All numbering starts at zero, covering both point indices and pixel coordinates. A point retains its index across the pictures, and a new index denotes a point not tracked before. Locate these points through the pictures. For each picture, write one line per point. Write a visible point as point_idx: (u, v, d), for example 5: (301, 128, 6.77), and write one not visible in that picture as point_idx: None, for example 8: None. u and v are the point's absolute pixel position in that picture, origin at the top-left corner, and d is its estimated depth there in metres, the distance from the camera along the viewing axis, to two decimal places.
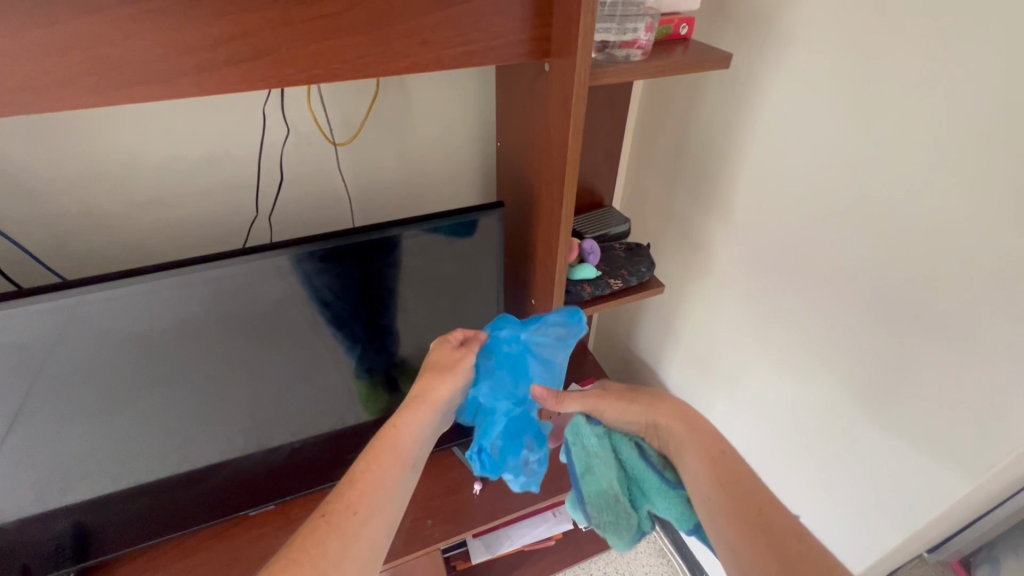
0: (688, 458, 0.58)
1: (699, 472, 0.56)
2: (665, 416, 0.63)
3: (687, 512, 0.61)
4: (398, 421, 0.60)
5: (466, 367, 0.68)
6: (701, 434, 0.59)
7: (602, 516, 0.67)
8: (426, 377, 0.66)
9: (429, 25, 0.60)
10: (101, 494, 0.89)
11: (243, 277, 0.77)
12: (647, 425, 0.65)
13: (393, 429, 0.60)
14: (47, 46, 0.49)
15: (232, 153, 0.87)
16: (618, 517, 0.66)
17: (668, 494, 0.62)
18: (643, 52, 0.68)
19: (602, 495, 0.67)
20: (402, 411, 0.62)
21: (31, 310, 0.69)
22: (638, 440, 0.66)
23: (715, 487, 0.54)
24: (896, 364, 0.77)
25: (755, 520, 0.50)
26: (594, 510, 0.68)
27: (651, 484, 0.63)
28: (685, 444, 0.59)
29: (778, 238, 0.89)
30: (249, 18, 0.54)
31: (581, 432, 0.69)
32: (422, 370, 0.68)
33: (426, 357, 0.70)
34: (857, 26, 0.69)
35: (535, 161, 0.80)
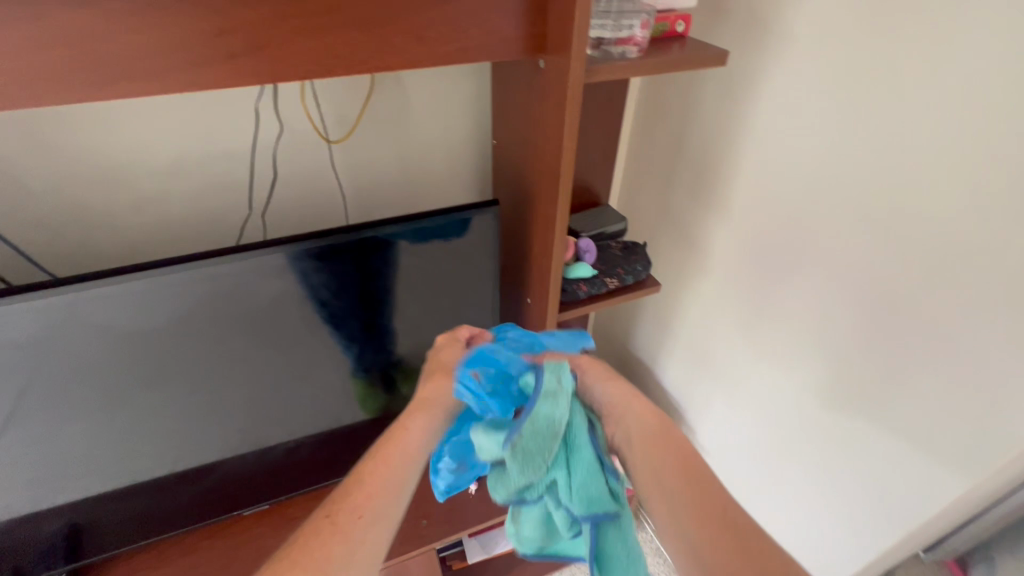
0: (650, 447, 0.50)
1: (662, 462, 0.48)
2: (632, 404, 0.56)
3: (604, 498, 0.56)
4: (409, 422, 0.56)
5: None
6: (669, 428, 0.52)
7: (526, 442, 0.56)
8: (435, 379, 0.63)
9: (424, 20, 0.59)
10: (96, 494, 0.88)
11: (238, 275, 0.76)
12: (613, 409, 0.57)
13: (403, 429, 0.54)
14: (35, 40, 0.48)
15: (226, 151, 0.86)
16: (541, 455, 0.56)
17: (598, 474, 0.56)
18: (639, 49, 0.67)
19: (541, 432, 0.56)
20: (410, 413, 0.57)
21: (25, 308, 0.68)
22: (594, 419, 0.59)
23: (679, 479, 0.46)
24: (893, 363, 0.77)
25: (722, 519, 0.44)
26: (526, 433, 0.56)
27: (585, 458, 0.56)
28: (646, 438, 0.51)
29: (775, 237, 0.89)
30: (242, 13, 0.53)
31: (563, 368, 0.58)
32: (432, 370, 0.64)
33: (435, 357, 0.67)
34: (855, 23, 0.69)
35: (530, 158, 0.79)
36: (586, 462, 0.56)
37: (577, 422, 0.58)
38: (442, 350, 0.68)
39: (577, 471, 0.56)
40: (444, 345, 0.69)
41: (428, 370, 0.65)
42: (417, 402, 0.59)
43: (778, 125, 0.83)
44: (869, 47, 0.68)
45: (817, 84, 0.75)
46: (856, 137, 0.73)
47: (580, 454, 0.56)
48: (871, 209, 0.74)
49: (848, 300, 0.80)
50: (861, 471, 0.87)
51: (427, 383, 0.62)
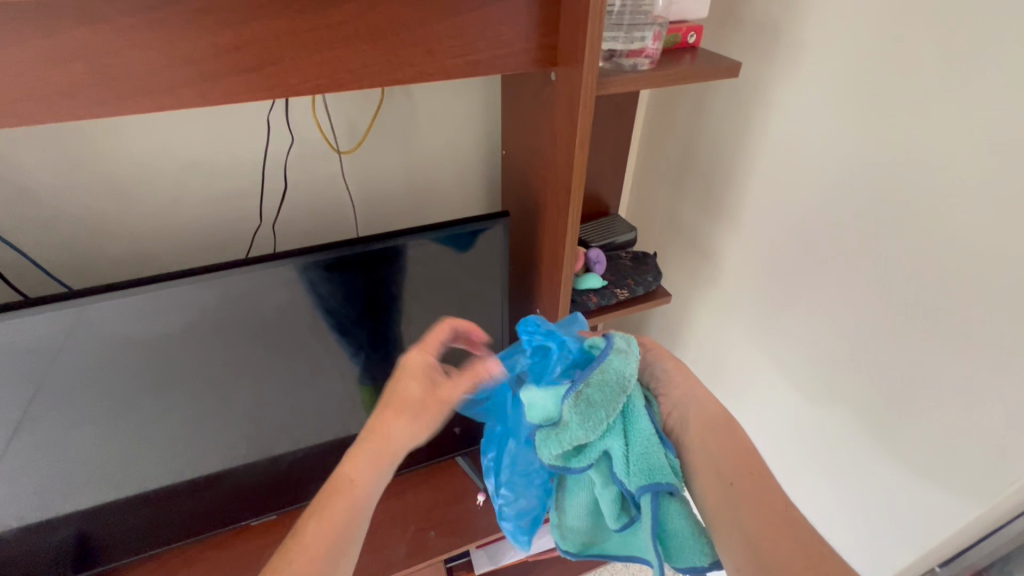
0: (712, 439, 0.55)
1: (725, 457, 0.53)
2: (692, 390, 0.59)
3: (667, 470, 0.53)
4: (355, 473, 0.54)
5: (438, 405, 0.60)
6: (729, 422, 0.56)
7: (591, 392, 0.54)
8: (388, 416, 0.57)
9: (435, 33, 0.59)
10: (103, 502, 0.88)
11: (246, 286, 0.76)
12: (670, 394, 0.59)
13: (355, 482, 0.53)
14: (51, 57, 0.49)
15: (237, 161, 0.86)
16: (605, 410, 0.54)
17: (658, 445, 0.54)
18: (650, 61, 0.67)
19: (608, 385, 0.55)
20: (356, 460, 0.54)
21: (36, 317, 0.69)
22: (650, 396, 0.60)
23: (739, 475, 0.52)
24: (907, 377, 0.75)
25: (783, 516, 0.49)
26: (593, 382, 0.54)
27: (645, 426, 0.54)
28: (709, 430, 0.55)
29: (788, 248, 0.88)
30: (255, 28, 0.53)
31: (632, 339, 0.59)
32: (387, 401, 0.58)
33: (396, 377, 0.60)
34: (869, 35, 0.68)
35: (540, 169, 0.79)
36: (646, 431, 0.54)
37: (639, 392, 0.56)
38: (408, 371, 0.60)
39: (637, 439, 0.54)
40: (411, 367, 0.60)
41: (384, 398, 0.59)
42: (367, 444, 0.55)
43: (791, 136, 0.82)
44: (884, 57, 0.67)
45: (829, 96, 0.75)
46: (871, 148, 0.72)
47: (642, 421, 0.54)
48: (888, 220, 0.72)
49: (864, 313, 0.78)
50: (876, 486, 0.85)
51: (380, 419, 0.57)
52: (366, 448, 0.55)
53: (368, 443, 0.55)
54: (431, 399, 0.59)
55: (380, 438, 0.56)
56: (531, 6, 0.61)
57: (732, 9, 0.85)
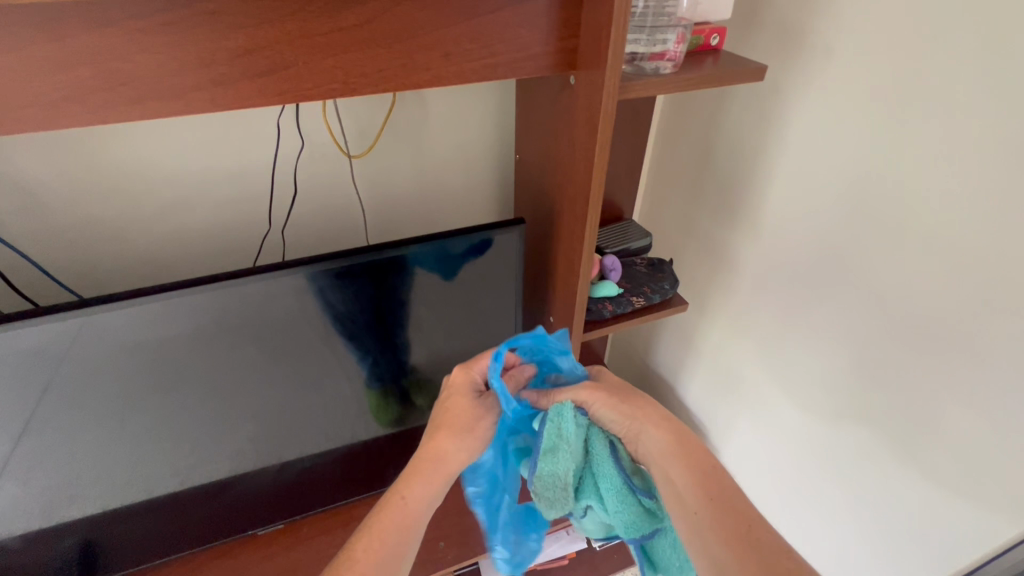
0: (672, 469, 0.57)
1: (684, 486, 0.55)
2: (652, 422, 0.60)
3: (641, 521, 0.59)
4: (406, 491, 0.57)
5: (484, 429, 0.63)
6: (691, 449, 0.58)
7: (543, 492, 0.60)
8: (438, 436, 0.61)
9: (452, 36, 0.57)
10: (111, 508, 0.87)
11: (256, 294, 0.75)
12: (629, 430, 0.61)
13: (402, 500, 0.56)
14: (57, 61, 0.47)
15: (246, 165, 0.85)
16: (561, 500, 0.60)
17: (630, 498, 0.59)
18: (673, 65, 0.65)
19: (554, 479, 0.59)
20: (410, 479, 0.58)
21: (42, 327, 0.67)
22: (613, 440, 0.61)
23: (701, 503, 0.53)
24: (935, 388, 0.73)
25: (745, 539, 0.51)
26: (540, 484, 0.60)
27: (610, 488, 0.59)
28: (666, 458, 0.58)
29: (810, 257, 0.85)
30: (267, 31, 0.52)
31: (564, 415, 0.60)
32: (433, 425, 0.63)
33: (444, 400, 0.65)
34: (901, 37, 0.65)
35: (556, 176, 0.77)
36: (614, 490, 0.58)
37: (596, 447, 0.60)
38: (456, 389, 0.65)
39: (608, 500, 0.59)
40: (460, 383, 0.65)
41: (434, 418, 0.63)
42: (421, 462, 0.59)
43: (814, 141, 0.79)
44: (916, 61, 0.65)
45: (855, 101, 0.72)
46: (897, 154, 0.69)
47: (608, 481, 0.59)
48: (918, 228, 0.70)
49: (889, 324, 0.76)
50: (898, 499, 0.83)
51: (430, 437, 0.61)
52: (417, 469, 0.59)
53: (420, 461, 0.59)
54: (480, 416, 0.63)
55: (432, 460, 0.59)
56: (551, 9, 0.59)
57: (753, 11, 0.82)
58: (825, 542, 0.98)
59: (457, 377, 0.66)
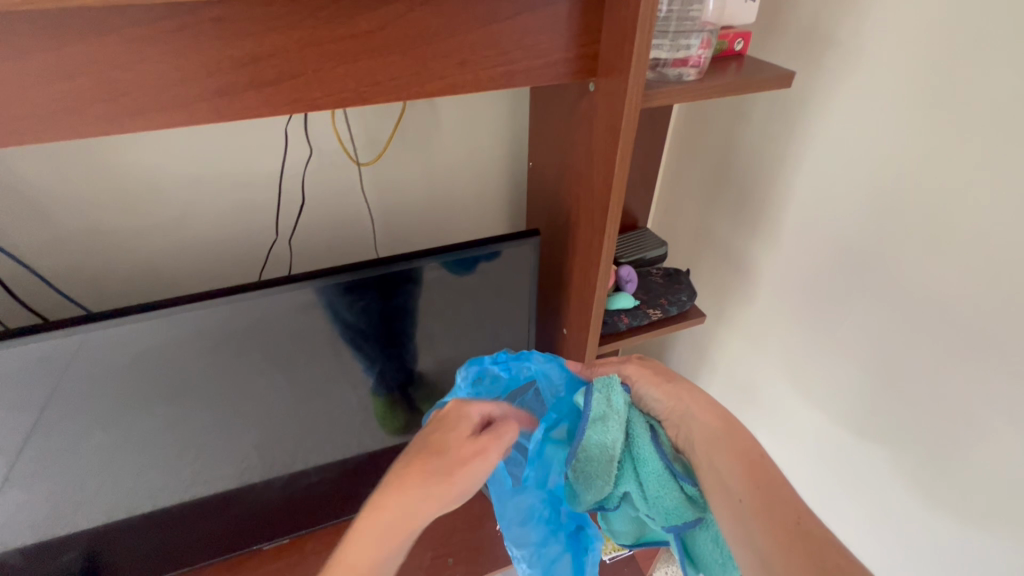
0: (717, 455, 0.56)
1: (730, 473, 0.54)
2: (698, 408, 0.59)
3: (680, 508, 0.56)
4: (356, 556, 0.47)
5: (463, 480, 0.51)
6: (735, 435, 0.57)
7: (583, 466, 0.57)
8: (406, 480, 0.50)
9: (468, 43, 0.55)
10: (113, 520, 0.85)
11: (263, 307, 0.73)
12: (673, 413, 0.61)
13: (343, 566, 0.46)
14: (56, 71, 0.45)
15: (253, 174, 0.83)
16: (601, 476, 0.57)
17: (671, 483, 0.56)
18: (697, 71, 0.63)
19: (598, 451, 0.57)
20: (363, 538, 0.48)
21: (39, 346, 0.65)
22: (655, 423, 0.61)
23: (747, 491, 0.53)
24: (965, 401, 0.69)
25: (794, 529, 0.50)
26: (580, 459, 0.57)
27: (652, 470, 0.56)
28: (711, 443, 0.57)
29: (835, 268, 0.81)
30: (277, 38, 0.49)
31: (612, 386, 0.58)
32: (401, 462, 0.52)
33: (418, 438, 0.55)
34: (933, 41, 0.63)
35: (573, 186, 0.75)
36: (655, 474, 0.56)
37: (635, 427, 0.58)
38: (433, 429, 0.55)
39: (649, 484, 0.56)
40: (454, 419, 0.55)
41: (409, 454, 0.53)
42: (377, 512, 0.49)
43: (838, 149, 0.76)
44: (944, 68, 0.63)
45: (881, 109, 0.70)
46: (925, 162, 0.67)
47: (649, 465, 0.56)
48: (950, 238, 0.66)
49: (915, 341, 0.73)
50: (929, 516, 0.78)
51: (397, 481, 0.50)
52: (375, 524, 0.48)
53: (378, 515, 0.48)
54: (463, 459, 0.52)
55: (395, 512, 0.48)
56: (571, 15, 0.57)
57: (775, 14, 0.79)
58: None
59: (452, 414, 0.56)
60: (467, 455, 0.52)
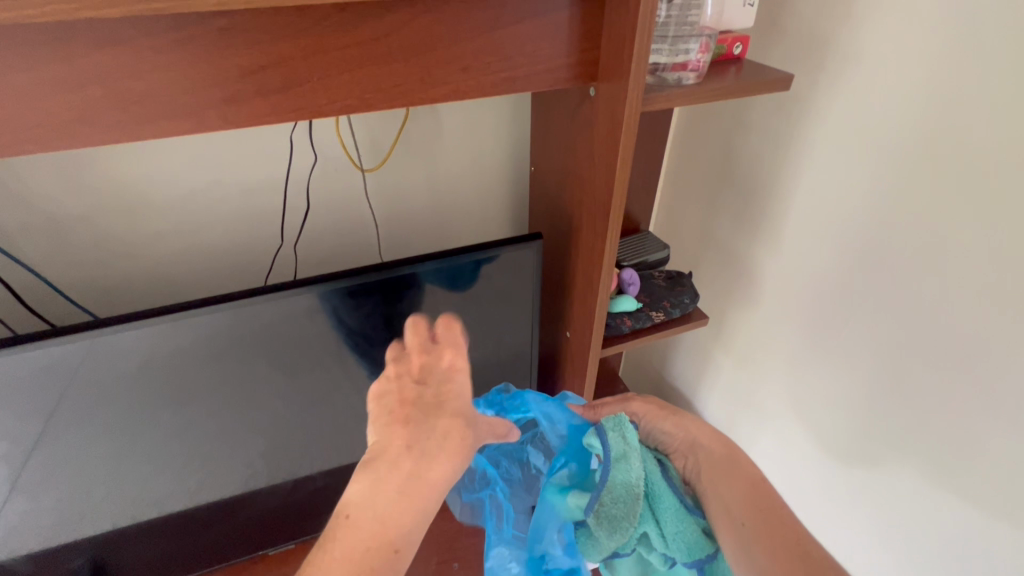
0: (722, 482, 0.57)
1: (734, 498, 0.56)
2: (705, 439, 0.61)
3: (700, 541, 0.55)
4: (399, 537, 0.43)
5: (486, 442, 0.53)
6: (738, 464, 0.59)
7: (608, 509, 0.54)
8: (448, 453, 0.47)
9: (471, 49, 0.56)
10: (119, 527, 0.85)
11: (268, 313, 0.73)
12: (681, 445, 0.62)
13: (388, 550, 0.42)
14: (68, 80, 0.46)
15: (259, 181, 0.84)
16: (627, 521, 0.53)
17: (687, 517, 0.55)
18: (696, 75, 0.64)
19: (622, 490, 0.54)
20: (403, 506, 0.44)
21: (47, 351, 0.66)
22: (662, 457, 0.61)
23: (750, 515, 0.54)
24: (970, 402, 0.69)
25: (793, 550, 0.52)
26: (606, 501, 0.54)
27: (671, 505, 0.55)
28: (717, 471, 0.58)
29: (836, 269, 0.81)
30: (283, 47, 0.50)
31: (625, 424, 0.57)
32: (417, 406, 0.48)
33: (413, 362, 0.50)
34: (932, 43, 0.63)
35: (575, 192, 0.75)
36: (674, 509, 0.55)
37: (649, 464, 0.57)
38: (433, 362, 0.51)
39: (669, 521, 0.54)
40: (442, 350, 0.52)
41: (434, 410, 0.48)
42: (419, 487, 0.45)
43: (838, 150, 0.76)
44: (942, 69, 0.63)
45: (882, 112, 0.70)
46: (926, 163, 0.67)
47: (668, 500, 0.55)
48: (952, 239, 0.67)
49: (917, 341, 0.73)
50: (936, 521, 0.77)
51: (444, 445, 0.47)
52: (421, 496, 0.45)
53: (419, 491, 0.45)
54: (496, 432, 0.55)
55: (443, 479, 0.46)
56: (572, 22, 0.58)
57: (773, 17, 0.80)
58: (854, 564, 0.93)
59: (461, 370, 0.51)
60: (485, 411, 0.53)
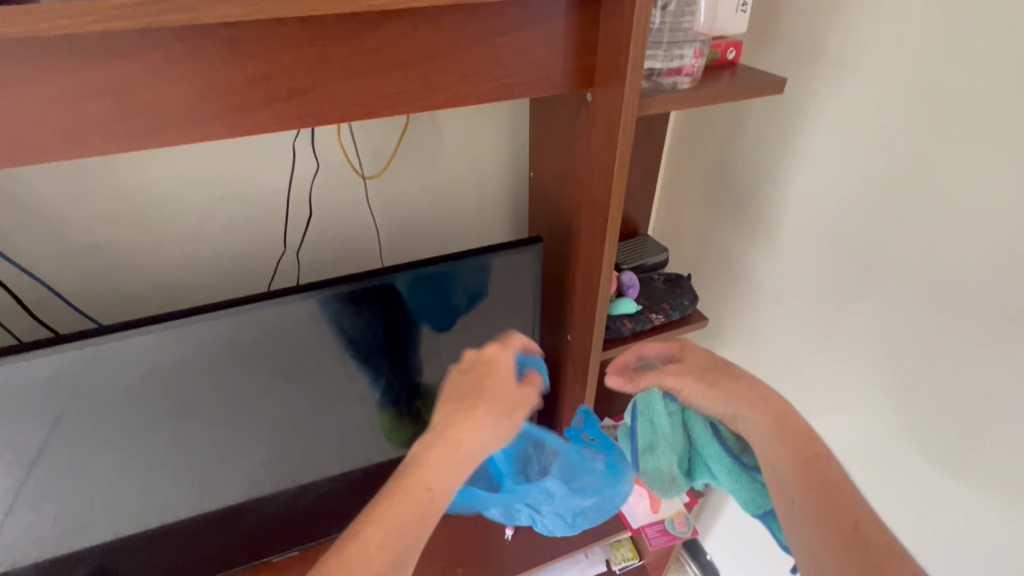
0: (774, 455, 0.56)
1: (786, 474, 0.55)
2: (750, 406, 0.59)
3: (763, 492, 0.63)
4: (433, 482, 0.51)
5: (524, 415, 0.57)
6: (792, 433, 0.57)
7: (650, 482, 0.72)
8: (476, 415, 0.54)
9: (471, 56, 0.57)
10: (122, 536, 0.86)
11: (271, 318, 0.74)
12: (725, 414, 0.61)
13: (427, 492, 0.50)
14: (79, 92, 0.47)
15: (262, 189, 0.85)
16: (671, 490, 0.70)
17: (741, 474, 0.63)
18: (690, 79, 0.65)
19: (659, 469, 0.70)
20: (443, 460, 0.52)
21: (53, 359, 0.67)
22: (713, 421, 0.64)
23: (801, 492, 0.54)
24: (971, 399, 0.69)
25: (850, 534, 0.51)
26: (646, 475, 0.72)
27: (721, 465, 0.64)
28: (770, 443, 0.57)
29: (834, 269, 0.82)
30: (287, 57, 0.52)
31: (652, 405, 0.69)
32: (464, 374, 0.58)
33: (470, 356, 0.60)
34: (921, 45, 0.64)
35: (574, 195, 0.76)
36: (724, 469, 0.64)
37: (694, 426, 0.66)
38: (492, 367, 0.58)
39: (722, 476, 0.64)
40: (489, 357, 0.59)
41: (470, 394, 0.55)
42: (449, 439, 0.53)
43: (833, 152, 0.77)
44: (932, 71, 0.64)
45: (875, 114, 0.71)
46: (919, 164, 0.68)
47: (716, 460, 0.64)
48: (948, 237, 0.67)
49: (915, 338, 0.74)
50: (938, 516, 0.77)
51: (471, 421, 0.53)
52: (456, 447, 0.52)
53: (451, 444, 0.52)
54: (521, 407, 0.57)
55: (474, 440, 0.53)
56: (568, 29, 0.59)
57: (765, 23, 0.82)
58: None
59: (501, 362, 0.59)
60: (526, 399, 0.57)
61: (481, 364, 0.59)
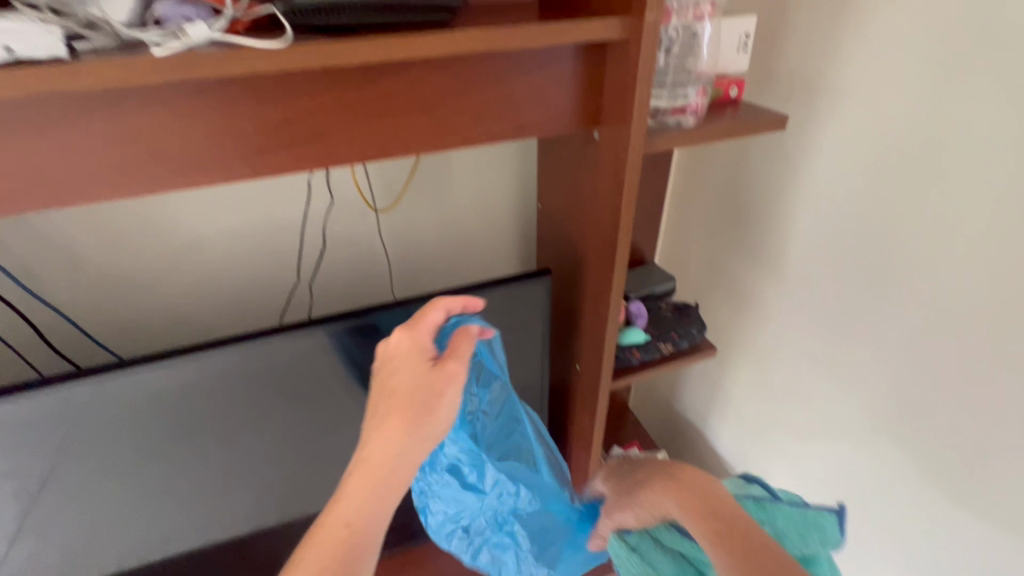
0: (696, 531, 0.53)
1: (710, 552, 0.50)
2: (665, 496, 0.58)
3: None
4: (352, 515, 0.47)
5: (449, 407, 0.53)
6: (712, 506, 0.54)
7: None
8: (387, 427, 0.50)
9: (483, 99, 0.59)
10: (128, 567, 0.85)
11: (281, 349, 0.75)
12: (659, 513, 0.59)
13: (348, 529, 0.47)
14: (111, 138, 0.50)
15: (276, 221, 0.87)
16: None
17: None
18: (694, 117, 0.68)
19: None
20: (365, 488, 0.48)
21: (69, 390, 0.68)
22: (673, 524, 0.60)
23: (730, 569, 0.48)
24: (983, 429, 0.68)
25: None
26: None
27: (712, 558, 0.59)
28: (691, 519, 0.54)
29: (842, 299, 0.82)
30: (307, 103, 0.54)
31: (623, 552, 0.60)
32: (381, 375, 0.54)
33: (383, 357, 0.56)
34: (917, 83, 0.66)
35: (581, 227, 0.78)
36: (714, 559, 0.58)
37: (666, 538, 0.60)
38: (399, 359, 0.54)
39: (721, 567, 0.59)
40: (398, 352, 0.55)
41: (379, 398, 0.52)
42: (366, 460, 0.50)
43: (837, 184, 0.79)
44: (930, 108, 0.66)
45: (876, 149, 0.73)
46: (921, 198, 0.69)
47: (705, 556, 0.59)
48: (954, 268, 0.68)
49: (926, 368, 0.73)
50: (958, 548, 0.76)
51: (383, 426, 0.50)
52: (373, 470, 0.49)
53: (370, 466, 0.49)
54: (438, 391, 0.53)
55: (388, 452, 0.50)
56: (576, 72, 0.61)
57: (765, 61, 0.84)
58: None
59: (402, 354, 0.55)
60: (440, 378, 0.53)
61: (390, 359, 0.55)
